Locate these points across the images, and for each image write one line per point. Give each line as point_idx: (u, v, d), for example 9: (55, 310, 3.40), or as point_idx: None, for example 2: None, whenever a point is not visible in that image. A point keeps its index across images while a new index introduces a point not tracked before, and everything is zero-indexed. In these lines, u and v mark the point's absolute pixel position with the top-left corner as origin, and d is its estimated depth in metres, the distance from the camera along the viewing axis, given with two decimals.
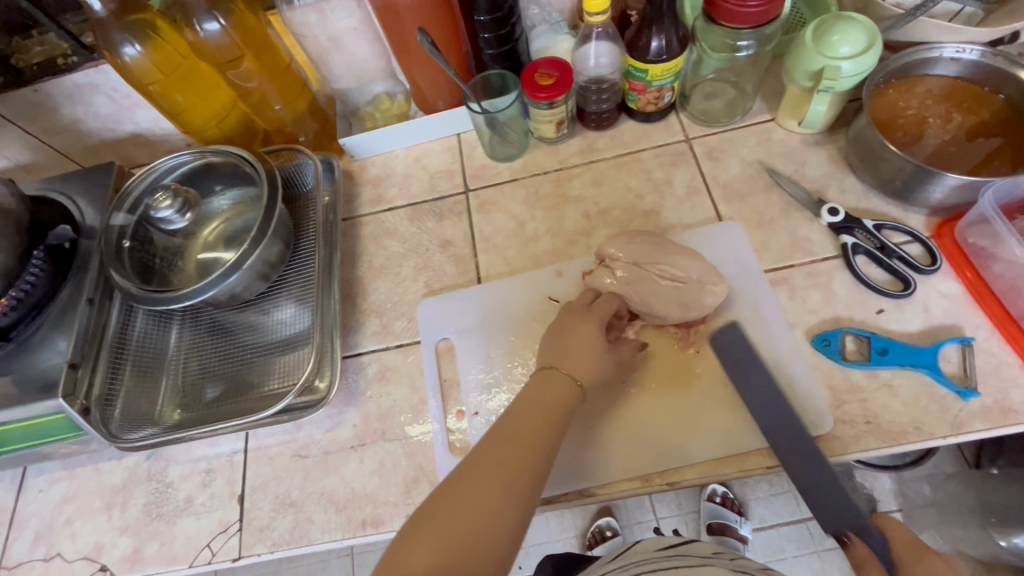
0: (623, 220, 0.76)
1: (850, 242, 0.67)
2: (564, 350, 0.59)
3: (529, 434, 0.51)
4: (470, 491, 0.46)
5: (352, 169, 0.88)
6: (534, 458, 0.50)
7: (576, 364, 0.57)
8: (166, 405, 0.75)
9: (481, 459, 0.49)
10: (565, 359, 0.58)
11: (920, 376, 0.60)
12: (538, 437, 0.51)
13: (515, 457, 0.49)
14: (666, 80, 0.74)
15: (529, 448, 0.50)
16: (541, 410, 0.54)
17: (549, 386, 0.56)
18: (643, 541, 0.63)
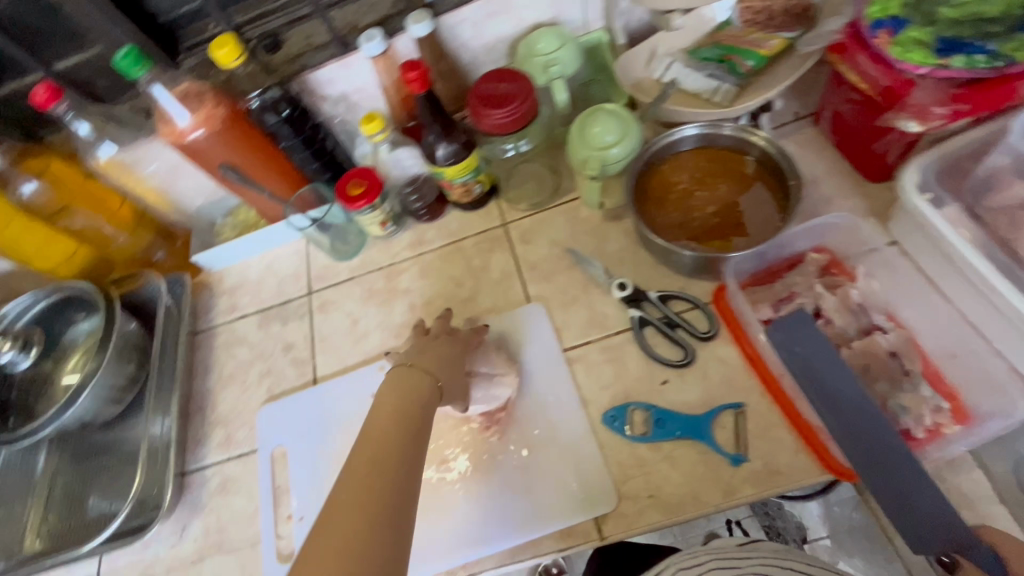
0: (443, 310, 0.80)
1: (637, 317, 0.70)
2: (426, 357, 0.61)
3: (394, 440, 0.52)
4: (372, 433, 0.53)
5: (210, 281, 0.94)
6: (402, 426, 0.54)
7: (428, 359, 0.62)
8: (29, 534, 0.78)
9: (369, 439, 0.52)
10: (426, 354, 0.62)
11: (697, 445, 0.63)
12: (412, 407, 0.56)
13: (388, 446, 0.52)
14: (465, 177, 0.79)
15: (410, 418, 0.54)
16: (408, 395, 0.57)
17: (405, 384, 0.58)
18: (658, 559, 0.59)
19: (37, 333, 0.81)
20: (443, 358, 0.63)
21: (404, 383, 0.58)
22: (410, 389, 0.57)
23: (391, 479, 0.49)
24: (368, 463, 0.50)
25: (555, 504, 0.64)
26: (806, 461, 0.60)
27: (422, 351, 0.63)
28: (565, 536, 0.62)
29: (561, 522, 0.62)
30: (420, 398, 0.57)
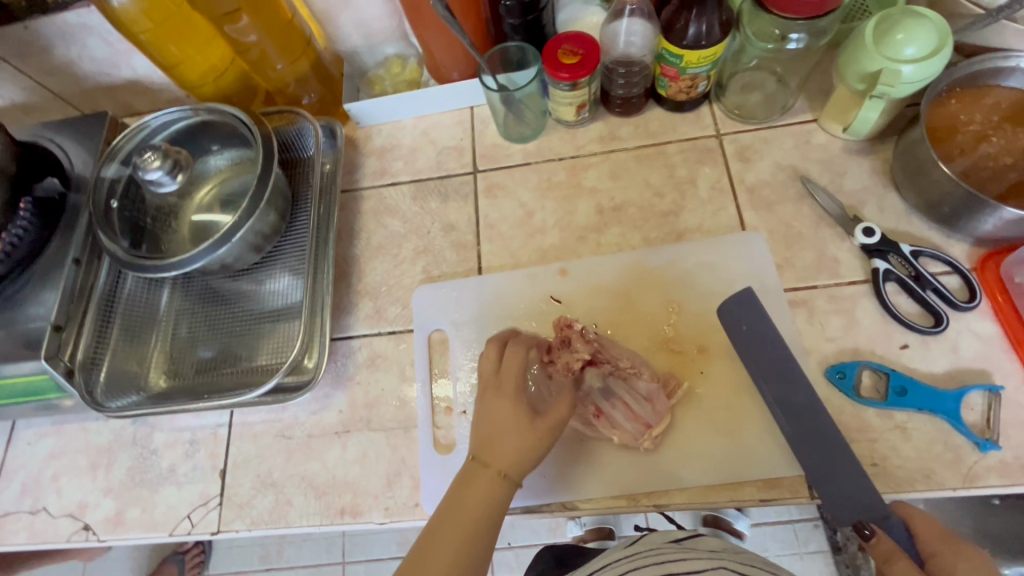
0: (638, 219, 0.71)
1: (883, 268, 0.61)
2: (503, 379, 0.55)
3: (504, 433, 0.53)
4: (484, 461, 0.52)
5: (356, 137, 0.83)
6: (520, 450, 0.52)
7: (514, 387, 0.55)
8: (152, 371, 0.73)
9: (483, 437, 0.53)
10: (505, 382, 0.55)
11: (938, 422, 0.56)
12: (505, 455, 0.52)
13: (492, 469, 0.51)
14: (702, 69, 0.67)
15: (506, 444, 0.52)
16: (493, 438, 0.53)
17: (501, 402, 0.54)
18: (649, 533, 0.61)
19: (182, 155, 0.72)
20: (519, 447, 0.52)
21: (510, 406, 0.54)
22: (505, 410, 0.54)
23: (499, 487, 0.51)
24: (471, 487, 0.51)
25: (762, 453, 0.58)
26: None
27: (488, 426, 0.54)
28: (769, 487, 0.57)
29: (768, 471, 0.57)
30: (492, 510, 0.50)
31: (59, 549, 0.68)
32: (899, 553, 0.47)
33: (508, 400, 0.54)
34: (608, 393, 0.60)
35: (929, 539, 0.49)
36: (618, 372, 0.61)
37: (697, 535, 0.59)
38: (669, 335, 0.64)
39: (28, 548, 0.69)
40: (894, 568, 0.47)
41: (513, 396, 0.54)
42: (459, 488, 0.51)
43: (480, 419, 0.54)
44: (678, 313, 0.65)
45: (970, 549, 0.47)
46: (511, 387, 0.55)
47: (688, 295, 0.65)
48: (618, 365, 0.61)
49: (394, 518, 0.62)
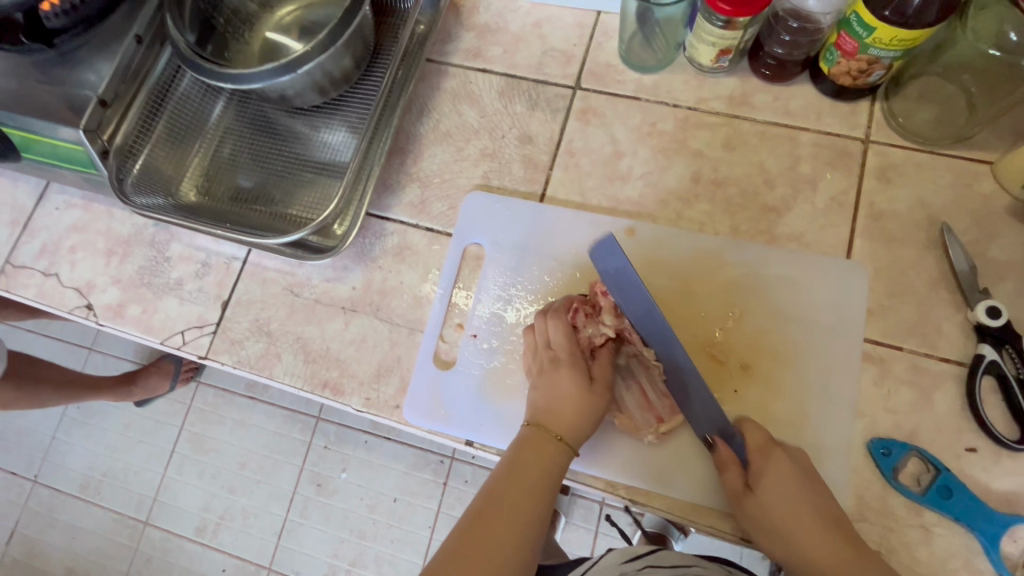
0: (733, 203, 0.61)
1: (989, 358, 0.52)
2: (568, 409, 0.51)
3: (534, 479, 0.48)
4: (511, 502, 0.46)
5: (462, 3, 0.73)
6: (543, 495, 0.48)
7: (571, 425, 0.51)
8: (185, 181, 0.71)
9: (509, 476, 0.48)
10: (568, 424, 0.51)
11: (970, 538, 0.50)
12: (532, 495, 0.47)
13: (520, 503, 0.46)
14: (890, 53, 0.54)
15: (535, 489, 0.48)
16: (522, 479, 0.48)
17: (534, 452, 0.49)
18: (607, 555, 0.60)
19: None
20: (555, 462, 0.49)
21: (536, 453, 0.49)
22: (566, 392, 0.52)
23: (524, 527, 0.46)
24: (490, 528, 0.45)
25: None
26: None
27: (547, 403, 0.52)
28: None
29: None
30: (536, 492, 0.48)
31: (61, 317, 0.70)
32: (730, 464, 0.52)
33: (550, 445, 0.50)
34: (627, 373, 0.56)
35: (757, 452, 0.52)
36: (641, 358, 0.56)
37: (658, 549, 0.59)
38: (716, 340, 0.57)
39: (35, 305, 0.71)
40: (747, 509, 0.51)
41: (575, 410, 0.51)
42: (476, 522, 0.45)
43: (509, 458, 0.50)
44: (736, 321, 0.57)
45: (780, 454, 0.51)
46: (562, 418, 0.51)
47: (753, 306, 0.58)
48: (643, 353, 0.55)
49: (372, 410, 0.61)
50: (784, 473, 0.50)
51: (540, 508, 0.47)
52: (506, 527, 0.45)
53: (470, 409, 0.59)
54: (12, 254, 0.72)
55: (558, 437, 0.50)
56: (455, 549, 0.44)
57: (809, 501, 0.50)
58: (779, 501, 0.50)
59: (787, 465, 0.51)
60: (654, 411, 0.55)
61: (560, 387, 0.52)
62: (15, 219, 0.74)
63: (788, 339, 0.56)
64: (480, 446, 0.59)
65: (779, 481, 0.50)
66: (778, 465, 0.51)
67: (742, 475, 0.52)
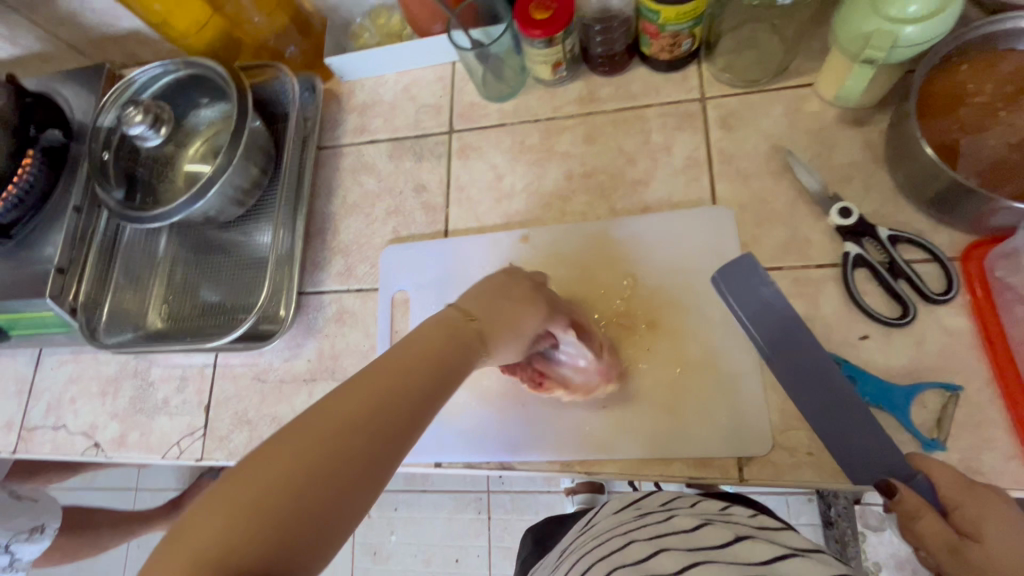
0: (607, 187, 0.68)
1: (853, 253, 0.57)
2: (490, 306, 0.48)
3: (424, 358, 0.40)
4: (394, 370, 0.38)
5: (340, 92, 0.83)
6: (431, 389, 0.39)
7: (489, 319, 0.47)
8: (150, 312, 0.80)
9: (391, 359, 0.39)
10: (483, 313, 0.47)
11: (885, 416, 0.54)
12: (410, 376, 0.38)
13: (399, 383, 0.37)
14: (683, 25, 0.62)
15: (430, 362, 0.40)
16: (407, 362, 0.39)
17: (439, 330, 0.43)
18: (606, 505, 0.62)
19: (166, 110, 0.74)
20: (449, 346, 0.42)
21: (428, 338, 0.42)
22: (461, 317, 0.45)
23: (391, 405, 0.36)
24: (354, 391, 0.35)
25: (693, 429, 0.58)
26: (1018, 471, 0.50)
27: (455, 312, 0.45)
28: (700, 466, 0.58)
29: (699, 450, 0.58)
30: (426, 377, 0.39)
31: (76, 461, 0.79)
32: (928, 509, 0.45)
33: (444, 336, 0.42)
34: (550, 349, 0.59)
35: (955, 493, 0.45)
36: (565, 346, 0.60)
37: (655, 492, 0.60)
38: (621, 310, 0.63)
39: (53, 457, 0.80)
40: (922, 526, 0.44)
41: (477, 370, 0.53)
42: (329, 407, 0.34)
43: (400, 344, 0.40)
44: (633, 288, 0.63)
45: (950, 473, 0.46)
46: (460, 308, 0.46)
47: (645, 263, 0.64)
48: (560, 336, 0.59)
49: None
50: (997, 504, 0.44)
51: (420, 390, 0.38)
52: (375, 397, 0.35)
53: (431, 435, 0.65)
54: (25, 419, 0.82)
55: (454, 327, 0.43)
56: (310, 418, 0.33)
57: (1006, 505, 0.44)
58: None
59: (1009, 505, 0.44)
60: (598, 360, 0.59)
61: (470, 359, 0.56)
62: (20, 388, 0.83)
63: (684, 291, 0.62)
64: (447, 464, 0.64)
65: (1006, 524, 0.43)
66: (991, 503, 0.44)
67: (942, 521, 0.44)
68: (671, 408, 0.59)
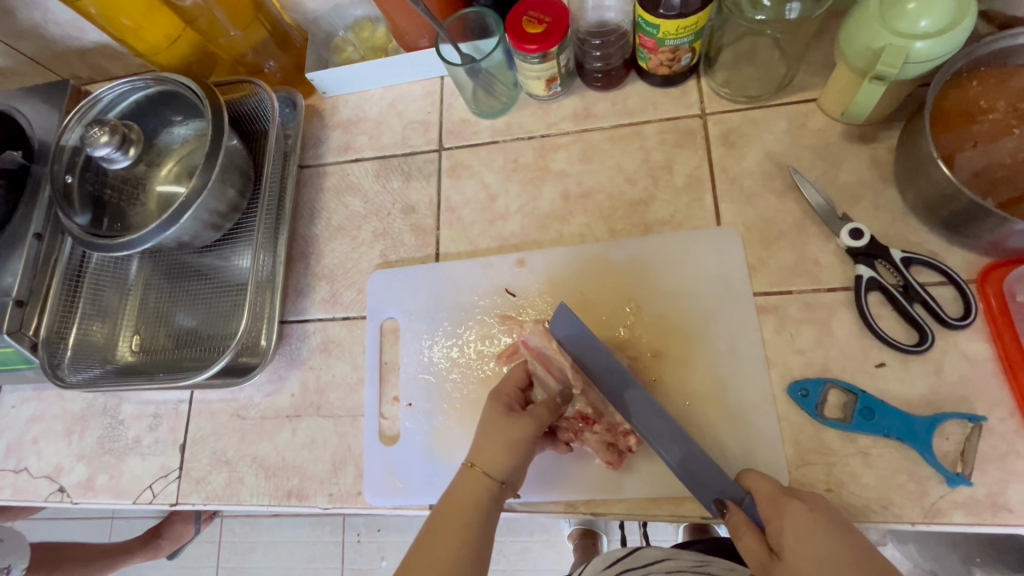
0: (606, 208, 0.65)
1: (866, 276, 0.55)
2: (479, 439, 0.52)
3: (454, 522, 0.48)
4: (429, 550, 0.46)
5: (323, 108, 0.79)
6: (467, 556, 0.46)
7: (485, 452, 0.51)
8: (119, 346, 0.75)
9: (433, 523, 0.48)
10: (479, 450, 0.51)
11: (906, 449, 0.51)
12: (454, 531, 0.47)
13: (445, 544, 0.46)
14: (684, 40, 0.59)
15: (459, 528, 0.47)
16: (447, 520, 0.48)
17: (457, 488, 0.50)
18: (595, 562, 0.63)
19: (134, 129, 0.69)
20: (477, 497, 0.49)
21: (458, 488, 0.50)
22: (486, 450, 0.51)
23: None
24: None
25: None
26: None
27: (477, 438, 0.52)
28: None
29: None
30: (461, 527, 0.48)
31: (39, 507, 0.73)
32: (746, 527, 0.46)
33: (468, 481, 0.50)
34: (572, 431, 0.57)
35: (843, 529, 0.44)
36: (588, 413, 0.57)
37: (638, 550, 0.61)
38: (623, 337, 0.60)
39: (12, 503, 0.74)
40: (742, 543, 0.46)
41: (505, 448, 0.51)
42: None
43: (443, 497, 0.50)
44: (636, 314, 0.60)
45: (793, 504, 0.45)
46: (478, 446, 0.51)
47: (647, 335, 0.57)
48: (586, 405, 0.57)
49: (337, 504, 0.63)
50: (802, 528, 0.43)
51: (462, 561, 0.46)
52: (437, 558, 0.46)
53: (425, 474, 0.61)
54: None
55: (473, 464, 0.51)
56: None
57: (807, 520, 0.43)
58: (805, 560, 0.42)
59: (806, 518, 0.44)
60: (619, 443, 0.56)
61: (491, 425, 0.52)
62: None
63: (691, 317, 0.59)
64: None
65: (801, 544, 0.43)
66: (795, 518, 0.44)
67: (762, 542, 0.45)
68: None
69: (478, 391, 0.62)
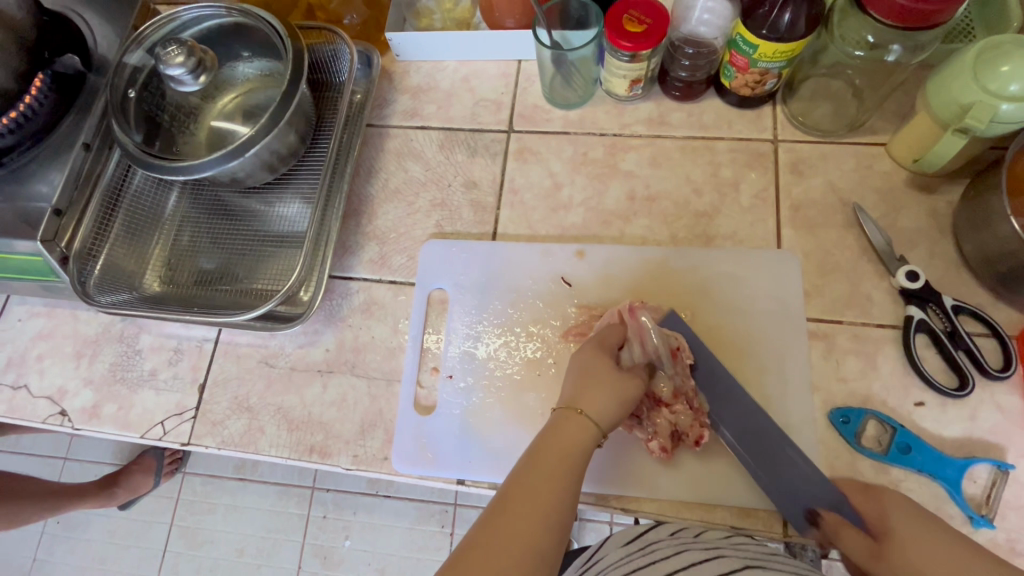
0: (670, 213, 0.66)
1: (917, 317, 0.57)
2: (585, 386, 0.51)
3: (555, 463, 0.46)
4: (538, 481, 0.45)
5: (393, 70, 0.79)
6: (570, 493, 0.45)
7: (592, 399, 0.50)
8: (148, 274, 0.72)
9: (539, 453, 0.47)
10: (587, 396, 0.50)
11: (935, 486, 0.53)
12: (562, 466, 0.46)
13: (552, 478, 0.45)
14: (776, 64, 0.61)
15: (561, 472, 0.46)
16: (552, 456, 0.47)
17: (561, 427, 0.49)
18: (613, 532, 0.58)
19: (209, 55, 0.66)
20: (578, 439, 0.48)
21: (560, 426, 0.49)
22: (597, 396, 0.50)
23: (545, 525, 0.43)
24: (510, 518, 0.43)
25: (743, 476, 0.56)
26: None
27: (579, 380, 0.51)
28: (744, 515, 0.55)
29: (746, 500, 0.55)
30: (567, 464, 0.46)
31: (33, 428, 0.69)
32: (844, 527, 0.50)
33: (575, 422, 0.49)
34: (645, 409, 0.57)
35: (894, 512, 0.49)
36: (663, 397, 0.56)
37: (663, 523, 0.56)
38: None
39: (5, 420, 0.70)
40: (844, 540, 0.50)
41: (610, 397, 0.50)
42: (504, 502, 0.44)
43: (541, 436, 0.49)
44: (690, 322, 0.61)
45: (884, 489, 0.50)
46: (581, 391, 0.50)
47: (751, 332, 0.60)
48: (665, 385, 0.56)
49: (361, 466, 0.62)
50: (913, 519, 0.47)
51: (562, 502, 0.45)
52: (545, 489, 0.45)
53: (457, 448, 0.61)
54: None
55: (580, 411, 0.49)
56: (496, 512, 0.43)
57: (900, 499, 0.49)
58: (916, 545, 0.45)
59: (901, 501, 0.49)
60: (689, 434, 0.56)
61: (596, 370, 0.52)
62: None
63: (745, 332, 0.60)
64: (471, 484, 0.60)
65: (919, 526, 0.47)
66: (895, 502, 0.49)
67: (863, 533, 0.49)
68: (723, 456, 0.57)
69: (522, 374, 0.62)
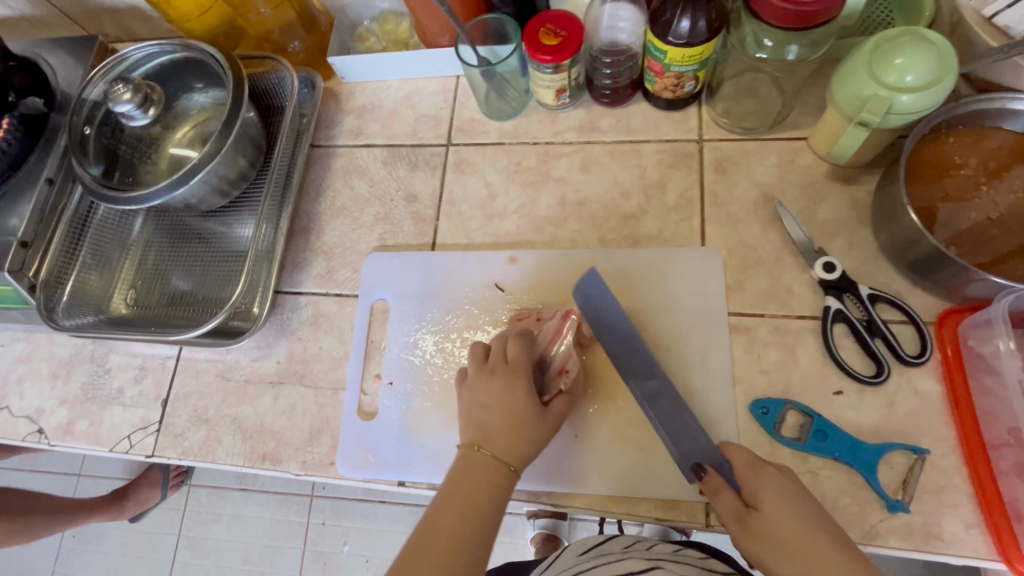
0: (599, 217, 0.69)
1: (834, 307, 0.58)
2: (486, 422, 0.53)
3: (461, 507, 0.49)
4: (441, 529, 0.48)
5: (339, 92, 0.82)
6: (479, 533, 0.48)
7: (495, 441, 0.52)
8: (113, 297, 0.77)
9: (447, 499, 0.50)
10: (491, 434, 0.52)
11: (853, 473, 0.54)
12: (470, 510, 0.49)
13: (461, 527, 0.48)
14: (689, 67, 0.62)
15: (471, 519, 0.48)
16: (460, 503, 0.49)
17: (464, 471, 0.51)
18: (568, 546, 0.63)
19: (156, 91, 0.71)
20: (481, 478, 0.50)
21: (464, 469, 0.51)
22: (499, 428, 0.52)
23: (451, 562, 0.46)
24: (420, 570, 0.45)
25: (665, 469, 0.58)
26: (975, 539, 0.51)
27: (482, 415, 0.53)
28: (668, 507, 0.57)
29: (669, 492, 0.57)
30: (477, 508, 0.49)
31: (14, 446, 0.74)
32: (722, 488, 0.52)
33: (480, 465, 0.51)
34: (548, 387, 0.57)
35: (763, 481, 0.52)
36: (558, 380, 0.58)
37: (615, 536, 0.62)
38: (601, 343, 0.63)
39: None
40: (717, 500, 0.52)
41: (512, 428, 0.52)
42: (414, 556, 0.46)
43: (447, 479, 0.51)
44: None
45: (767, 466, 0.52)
46: (485, 429, 0.53)
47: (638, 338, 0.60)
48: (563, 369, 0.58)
49: (309, 471, 0.65)
50: (778, 493, 0.50)
51: (472, 540, 0.48)
52: (453, 537, 0.47)
53: (398, 452, 0.64)
54: None
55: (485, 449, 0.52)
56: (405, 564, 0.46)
57: (781, 482, 0.50)
58: (782, 515, 0.48)
59: (778, 479, 0.50)
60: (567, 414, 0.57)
61: (495, 391, 0.54)
62: None
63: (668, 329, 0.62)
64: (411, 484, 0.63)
65: (778, 499, 0.49)
66: (768, 481, 0.50)
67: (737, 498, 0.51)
68: (646, 449, 0.58)
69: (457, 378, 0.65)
